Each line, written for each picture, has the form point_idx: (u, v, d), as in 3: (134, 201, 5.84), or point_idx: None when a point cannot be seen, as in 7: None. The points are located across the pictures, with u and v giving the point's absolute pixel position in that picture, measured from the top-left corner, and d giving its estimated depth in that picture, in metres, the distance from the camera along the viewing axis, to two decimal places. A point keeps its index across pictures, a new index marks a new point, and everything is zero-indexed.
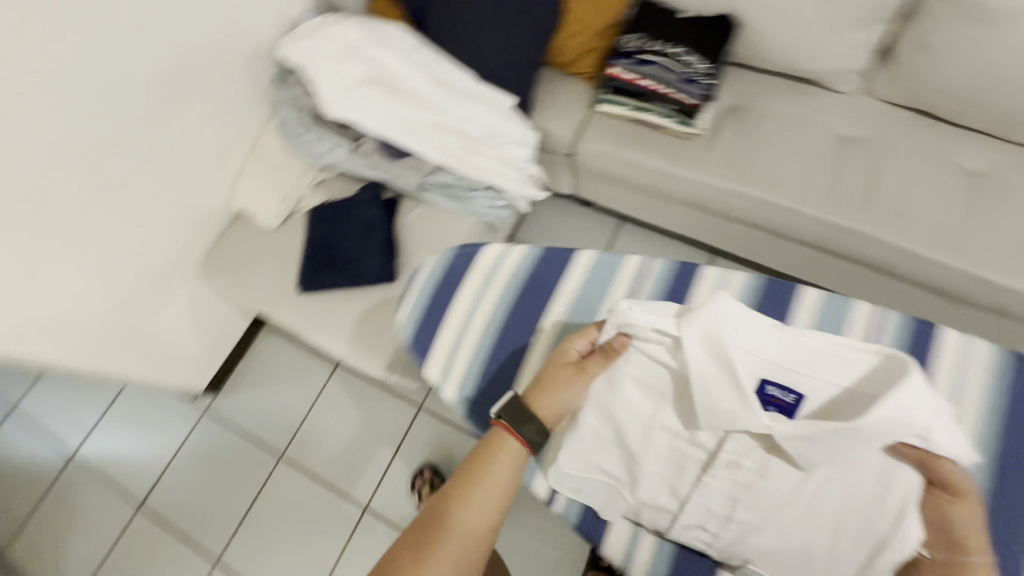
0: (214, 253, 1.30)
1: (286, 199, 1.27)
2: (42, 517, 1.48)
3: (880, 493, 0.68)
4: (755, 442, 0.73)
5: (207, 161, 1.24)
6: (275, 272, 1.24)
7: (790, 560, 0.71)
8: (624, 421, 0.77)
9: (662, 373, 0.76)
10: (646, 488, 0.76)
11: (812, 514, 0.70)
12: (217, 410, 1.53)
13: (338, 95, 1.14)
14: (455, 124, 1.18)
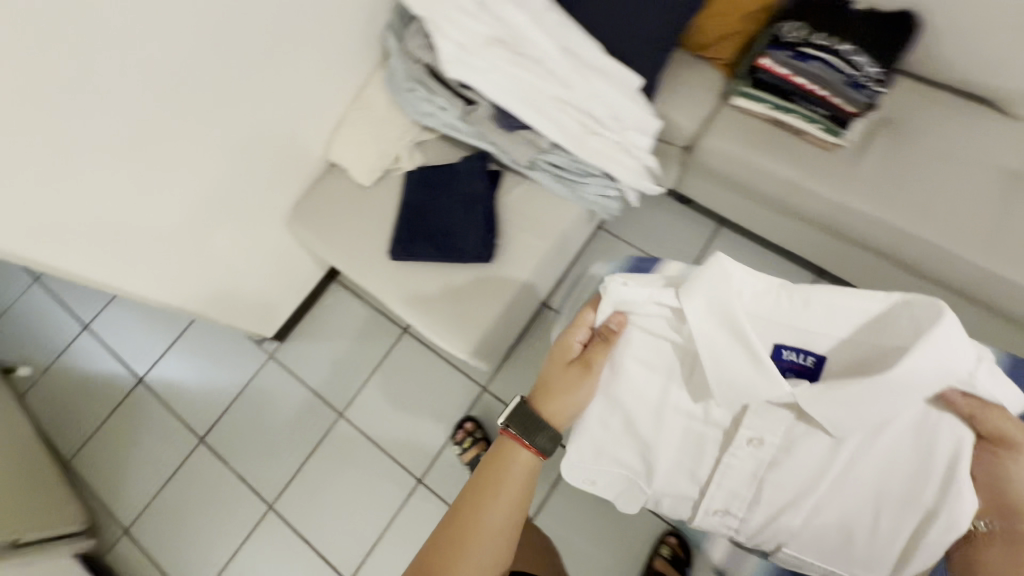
0: (303, 202, 1.26)
1: (384, 157, 1.21)
2: (108, 433, 1.52)
3: (926, 465, 0.65)
4: (780, 417, 0.69)
5: (309, 105, 1.17)
6: (366, 231, 1.19)
7: (828, 544, 0.69)
8: (632, 403, 0.75)
9: (666, 339, 0.73)
10: (661, 473, 0.75)
11: (848, 487, 0.67)
12: (282, 357, 1.53)
13: (460, 53, 1.04)
14: (579, 101, 1.07)
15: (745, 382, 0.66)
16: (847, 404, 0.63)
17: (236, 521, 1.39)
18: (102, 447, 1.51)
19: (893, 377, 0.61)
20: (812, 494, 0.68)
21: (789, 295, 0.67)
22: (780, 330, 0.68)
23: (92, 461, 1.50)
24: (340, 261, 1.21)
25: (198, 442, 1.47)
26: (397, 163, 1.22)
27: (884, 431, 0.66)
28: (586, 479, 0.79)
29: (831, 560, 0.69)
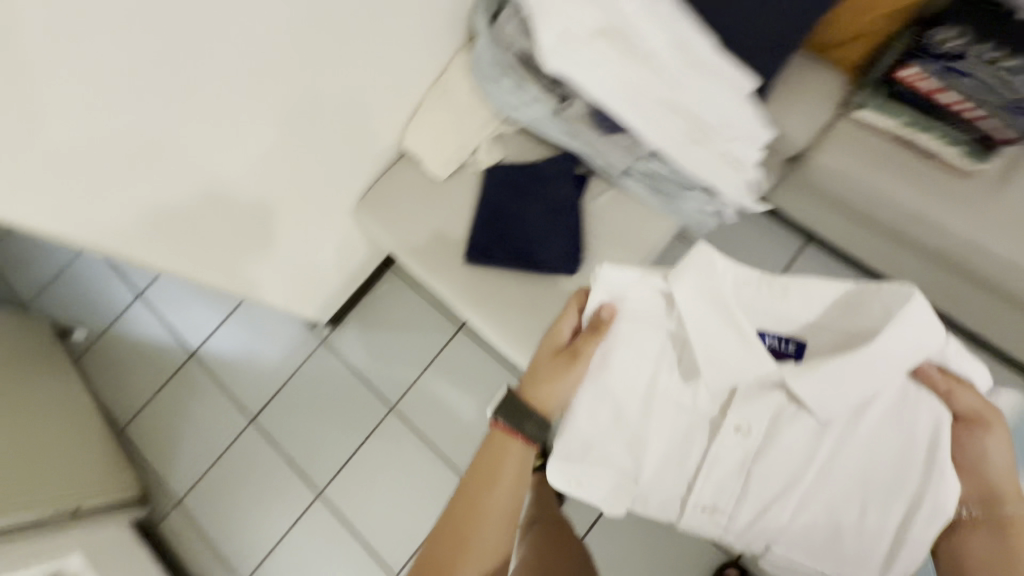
0: (372, 191, 1.19)
1: (461, 150, 1.13)
2: (161, 404, 1.53)
3: (908, 451, 0.72)
4: (765, 409, 0.77)
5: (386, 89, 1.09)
6: (438, 229, 1.13)
7: (817, 535, 0.75)
8: (622, 388, 0.81)
9: (661, 323, 0.81)
10: (651, 465, 0.81)
11: (835, 474, 0.74)
12: (334, 343, 1.50)
13: (559, 42, 0.91)
14: (687, 106, 0.96)
15: (730, 361, 0.77)
16: (830, 383, 0.71)
17: (284, 505, 1.40)
18: (156, 417, 1.52)
19: (860, 358, 0.71)
20: (807, 476, 0.75)
21: (771, 290, 0.77)
22: (760, 318, 0.79)
23: (145, 430, 1.51)
24: (407, 259, 1.14)
25: (249, 422, 1.47)
26: (475, 157, 1.14)
27: (866, 417, 0.74)
28: (570, 482, 0.82)
29: (824, 545, 0.75)
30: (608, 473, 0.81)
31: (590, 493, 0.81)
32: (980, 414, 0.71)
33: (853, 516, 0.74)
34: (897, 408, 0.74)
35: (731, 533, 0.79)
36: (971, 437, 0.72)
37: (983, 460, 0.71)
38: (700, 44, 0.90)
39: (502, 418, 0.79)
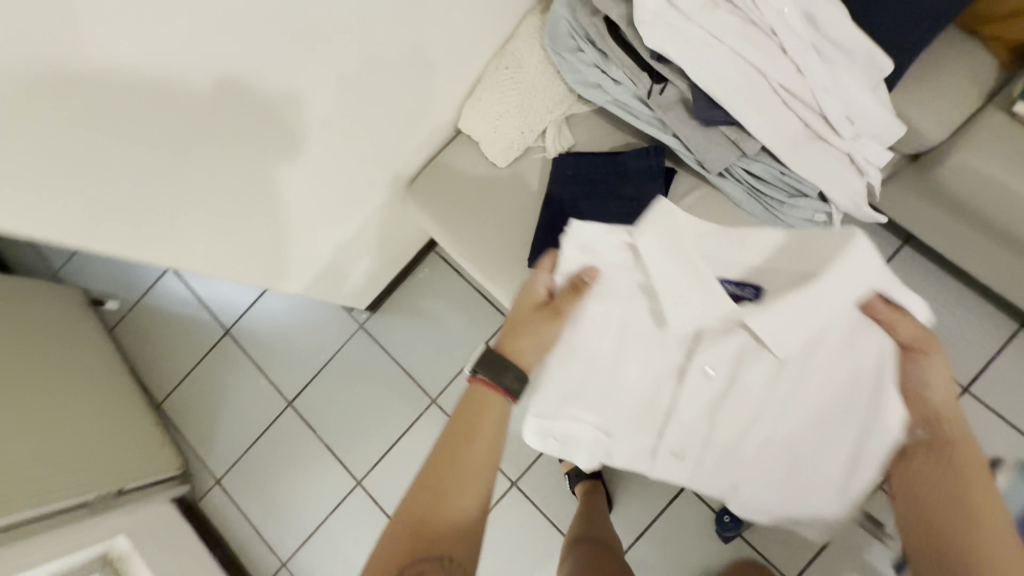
0: (422, 176, 1.06)
1: (527, 134, 0.98)
2: (197, 382, 1.48)
3: (855, 388, 0.72)
4: (727, 355, 0.76)
5: (448, 61, 0.93)
6: (499, 226, 1.00)
7: (778, 476, 0.76)
8: (584, 332, 0.80)
9: (628, 279, 0.77)
10: (612, 407, 0.81)
11: (791, 416, 0.75)
12: (374, 329, 1.42)
13: (668, 11, 0.77)
14: (811, 94, 0.80)
15: (695, 305, 0.73)
16: (787, 323, 0.69)
17: (325, 493, 1.37)
18: (191, 395, 1.48)
19: (809, 302, 0.68)
20: (766, 415, 0.75)
21: (729, 238, 0.73)
22: (720, 265, 0.74)
23: (182, 408, 1.47)
24: (462, 255, 1.02)
25: (285, 406, 1.42)
26: (542, 142, 1.00)
27: (815, 359, 0.73)
28: (546, 438, 0.83)
29: (780, 479, 0.76)
30: (589, 421, 0.82)
31: (570, 449, 0.83)
32: (921, 346, 0.70)
33: (812, 453, 0.75)
34: (842, 343, 0.73)
35: (693, 465, 0.80)
36: (920, 369, 0.71)
37: (921, 390, 0.71)
38: (825, 19, 0.77)
39: (482, 375, 0.76)
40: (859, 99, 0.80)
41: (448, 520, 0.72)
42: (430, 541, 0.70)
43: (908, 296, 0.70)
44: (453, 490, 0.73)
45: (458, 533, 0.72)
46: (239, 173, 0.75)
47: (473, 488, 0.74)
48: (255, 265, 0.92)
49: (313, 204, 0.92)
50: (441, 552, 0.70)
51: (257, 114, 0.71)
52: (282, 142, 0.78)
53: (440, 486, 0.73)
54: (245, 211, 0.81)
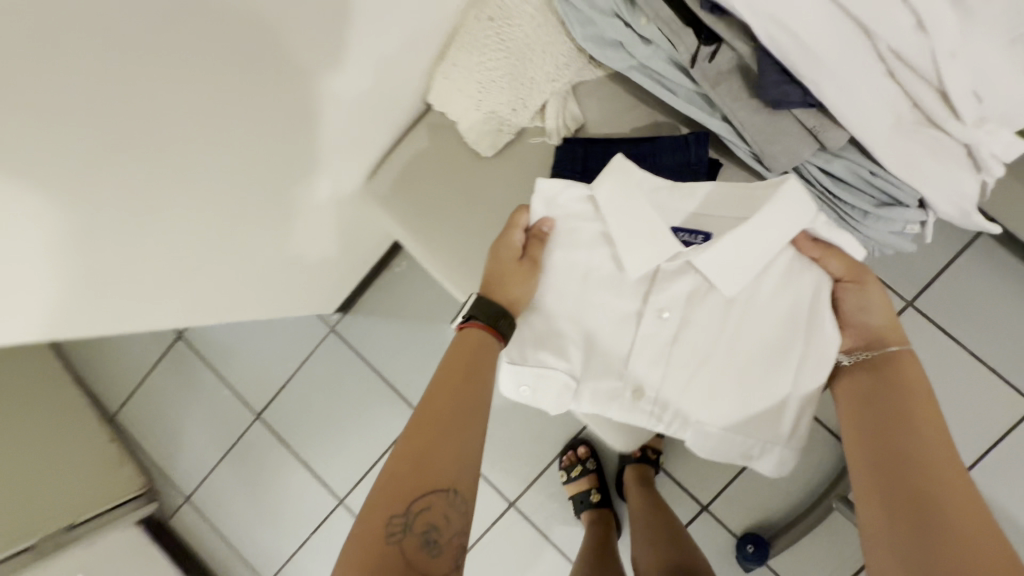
0: (385, 167, 0.81)
1: (520, 112, 0.74)
2: (153, 392, 1.31)
3: (798, 314, 0.69)
4: (682, 294, 0.73)
5: (411, 12, 0.65)
6: (487, 237, 0.78)
7: (729, 411, 0.72)
8: (553, 280, 0.75)
9: (589, 226, 0.73)
10: (578, 349, 0.75)
11: (736, 349, 0.71)
12: (346, 332, 1.23)
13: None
14: (930, 65, 0.55)
15: (649, 250, 0.70)
16: (733, 256, 0.67)
17: (305, 512, 1.24)
18: (148, 406, 1.31)
19: (751, 241, 0.66)
20: (723, 355, 0.72)
21: (681, 190, 0.68)
22: (675, 216, 0.71)
23: (139, 421, 1.31)
24: (439, 271, 0.79)
25: (254, 418, 1.26)
26: (541, 122, 0.76)
27: (756, 293, 0.70)
28: (521, 387, 0.75)
29: (738, 414, 0.72)
30: (560, 365, 0.74)
31: (542, 400, 0.75)
32: (853, 269, 0.67)
33: (760, 389, 0.71)
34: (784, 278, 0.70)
35: (659, 410, 0.74)
36: (857, 294, 0.67)
37: (857, 315, 0.67)
38: None
39: (479, 319, 0.69)
40: (995, 73, 0.54)
41: (447, 453, 0.62)
42: (431, 477, 0.60)
43: (843, 234, 0.65)
44: (456, 433, 0.64)
45: (462, 464, 0.62)
46: (109, 209, 0.52)
47: (470, 417, 0.65)
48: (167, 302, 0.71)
49: (238, 223, 0.69)
50: (445, 482, 0.60)
51: (116, 130, 0.47)
52: (172, 160, 0.54)
53: (446, 417, 0.65)
54: (139, 251, 0.59)
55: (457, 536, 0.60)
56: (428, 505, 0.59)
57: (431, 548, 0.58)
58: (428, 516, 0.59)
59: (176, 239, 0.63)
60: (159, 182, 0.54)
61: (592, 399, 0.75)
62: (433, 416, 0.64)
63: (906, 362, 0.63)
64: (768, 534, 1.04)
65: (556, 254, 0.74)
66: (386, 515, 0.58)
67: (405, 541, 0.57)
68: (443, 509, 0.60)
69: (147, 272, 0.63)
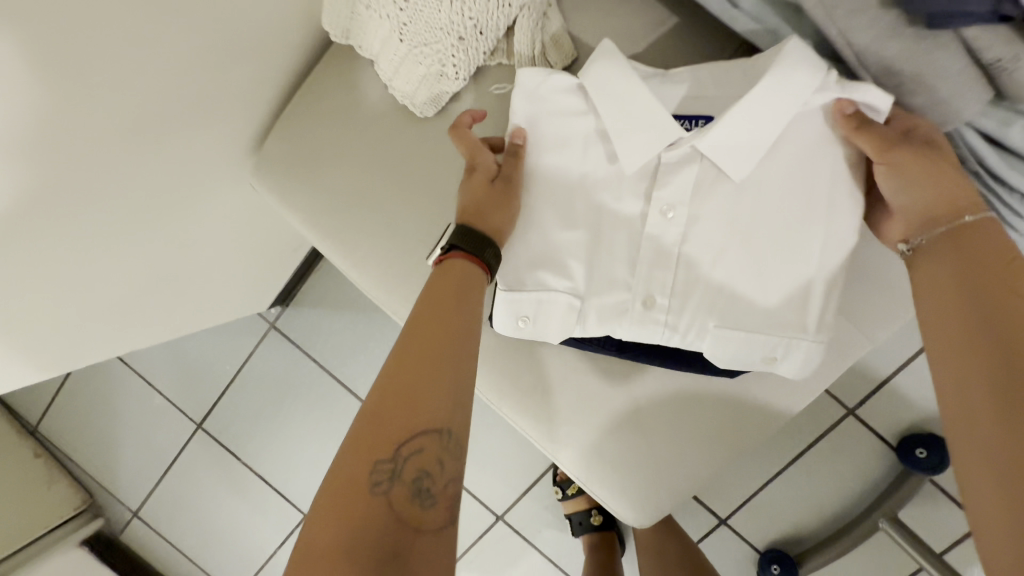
0: (274, 138, 0.55)
1: (471, 43, 0.46)
2: (76, 399, 1.12)
3: (823, 198, 0.46)
4: (693, 181, 0.48)
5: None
6: (431, 236, 0.52)
7: (758, 343, 0.49)
8: (548, 188, 0.50)
9: (577, 125, 0.49)
10: (580, 256, 0.50)
11: (755, 256, 0.48)
12: (290, 328, 1.01)
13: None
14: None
15: (644, 135, 0.47)
16: (744, 135, 0.46)
17: (264, 531, 1.07)
18: (73, 415, 1.12)
19: (762, 116, 0.45)
20: (790, 313, 0.48)
21: (673, 78, 0.48)
22: (672, 107, 0.50)
23: (65, 433, 1.13)
24: (356, 275, 0.54)
25: (196, 427, 1.08)
26: (508, 57, 0.50)
27: (767, 191, 0.47)
28: (522, 321, 0.50)
29: (785, 323, 0.49)
30: (561, 284, 0.50)
31: (548, 331, 0.50)
32: (883, 141, 0.44)
33: (784, 262, 0.48)
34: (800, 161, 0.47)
35: (674, 318, 0.50)
36: (909, 164, 0.44)
37: (897, 198, 0.45)
38: None
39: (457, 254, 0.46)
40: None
41: (433, 378, 0.41)
42: (422, 408, 0.39)
43: (865, 88, 0.43)
44: (439, 359, 0.41)
45: (453, 394, 0.41)
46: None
47: (474, 324, 0.44)
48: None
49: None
50: (440, 416, 0.40)
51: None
52: None
53: (427, 339, 0.42)
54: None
55: (457, 486, 0.40)
56: (421, 448, 0.39)
57: (425, 502, 0.38)
58: (419, 460, 0.39)
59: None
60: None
61: (597, 320, 0.51)
62: (411, 344, 0.42)
63: (981, 231, 0.42)
64: (797, 552, 0.88)
65: (545, 271, 0.50)
66: (363, 460, 0.38)
67: (393, 496, 0.37)
68: (440, 453, 0.39)
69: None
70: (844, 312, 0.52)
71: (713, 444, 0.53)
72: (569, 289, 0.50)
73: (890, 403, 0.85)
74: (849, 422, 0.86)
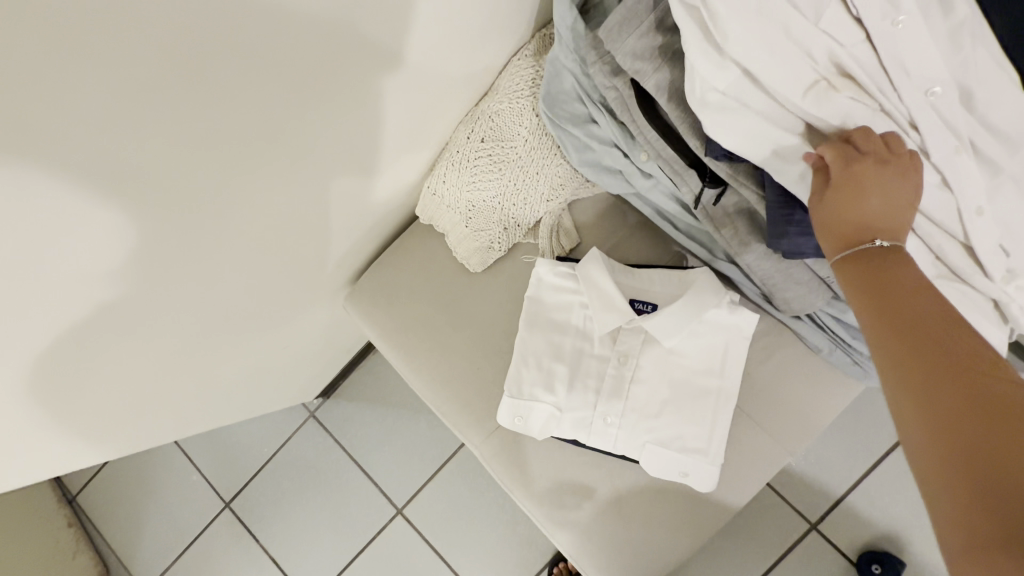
0: (365, 280, 0.77)
1: (512, 230, 0.70)
2: (119, 473, 1.23)
3: (720, 365, 0.65)
4: (641, 344, 0.68)
5: (411, 108, 0.61)
6: (468, 358, 0.71)
7: (681, 457, 0.63)
8: (546, 328, 0.70)
9: (568, 296, 0.70)
10: (562, 379, 0.68)
11: (679, 401, 0.66)
12: (328, 417, 1.17)
13: (746, 49, 0.45)
14: (972, 197, 0.50)
15: (610, 312, 0.67)
16: (675, 323, 0.65)
17: None
18: (113, 487, 1.23)
19: (686, 314, 0.64)
20: (710, 433, 0.64)
21: (634, 272, 0.69)
22: (632, 291, 0.69)
23: (100, 506, 1.23)
24: (409, 372, 0.74)
25: (223, 507, 1.18)
26: (534, 238, 0.73)
27: (688, 356, 0.66)
28: (517, 419, 0.66)
29: (700, 451, 0.64)
30: (548, 397, 0.67)
31: (533, 429, 0.66)
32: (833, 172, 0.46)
33: (697, 405, 0.65)
34: (711, 339, 0.66)
35: (624, 431, 0.65)
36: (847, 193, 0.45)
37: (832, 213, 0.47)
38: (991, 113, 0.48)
39: None
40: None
41: None
42: None
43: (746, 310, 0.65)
44: None
45: None
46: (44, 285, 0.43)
47: None
48: (103, 399, 0.61)
49: (204, 312, 0.63)
50: None
51: (99, 189, 0.41)
52: (152, 283, 0.53)
53: None
54: (73, 341, 0.50)
55: None
56: None
57: None
58: None
59: (116, 331, 0.54)
60: (132, 258, 0.48)
61: (572, 429, 0.66)
62: None
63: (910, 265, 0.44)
64: None
65: (537, 387, 0.67)
66: None
67: None
68: None
69: (85, 367, 0.54)
70: (772, 433, 0.65)
71: (672, 537, 0.65)
72: (550, 399, 0.67)
73: (847, 521, 0.96)
74: (812, 537, 0.97)
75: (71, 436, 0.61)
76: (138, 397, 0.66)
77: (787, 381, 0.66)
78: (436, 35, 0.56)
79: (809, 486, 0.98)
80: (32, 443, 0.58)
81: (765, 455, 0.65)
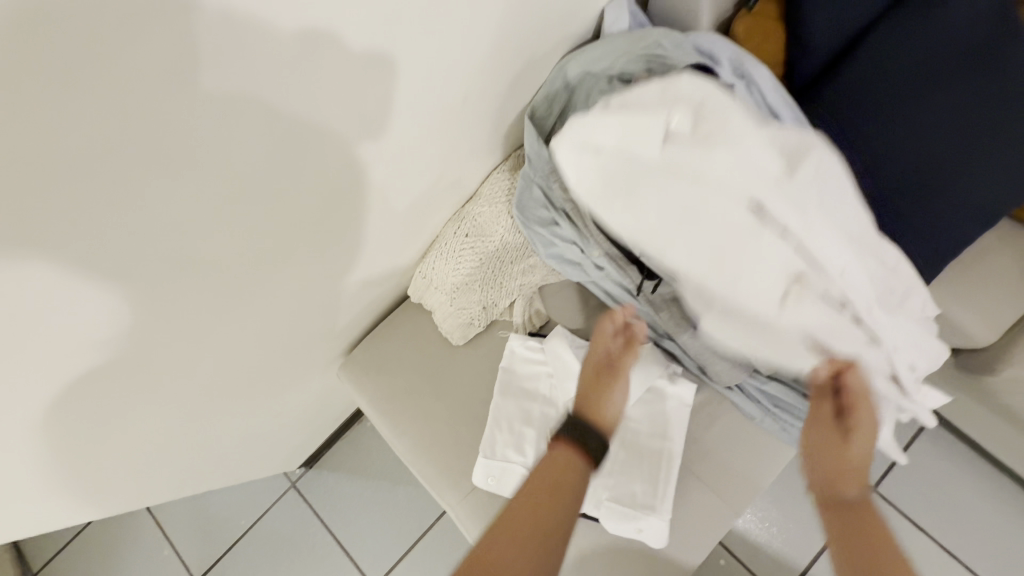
0: (358, 351, 0.87)
1: (490, 309, 0.82)
2: (85, 547, 1.20)
3: (666, 428, 0.74)
4: None
5: (409, 207, 0.75)
6: (446, 422, 0.79)
7: (634, 512, 0.70)
8: (516, 395, 0.79)
9: (536, 366, 0.80)
10: (529, 440, 0.76)
11: (631, 461, 0.73)
12: (309, 488, 1.19)
13: (701, 261, 0.58)
14: (890, 340, 0.60)
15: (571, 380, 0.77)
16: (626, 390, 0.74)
17: None
18: (77, 563, 1.20)
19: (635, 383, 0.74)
20: (659, 490, 0.71)
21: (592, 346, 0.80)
22: None
23: None
24: (393, 435, 0.81)
25: None
26: (508, 316, 0.84)
27: (639, 419, 0.75)
28: (490, 479, 0.74)
29: (651, 507, 0.70)
30: (516, 457, 0.75)
31: (505, 488, 0.74)
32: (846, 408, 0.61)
33: (647, 464, 0.73)
34: (658, 405, 0.76)
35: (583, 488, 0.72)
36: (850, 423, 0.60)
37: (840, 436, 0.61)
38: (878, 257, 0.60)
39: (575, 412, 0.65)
40: (927, 335, 0.64)
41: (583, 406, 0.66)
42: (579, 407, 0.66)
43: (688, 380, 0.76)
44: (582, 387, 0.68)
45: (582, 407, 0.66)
46: (89, 342, 0.52)
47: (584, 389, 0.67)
48: (110, 452, 0.67)
49: (214, 374, 0.72)
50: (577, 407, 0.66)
51: (156, 265, 0.52)
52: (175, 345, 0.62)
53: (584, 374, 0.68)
54: (102, 392, 0.58)
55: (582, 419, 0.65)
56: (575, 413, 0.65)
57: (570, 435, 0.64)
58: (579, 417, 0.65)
59: (137, 387, 0.62)
60: (168, 320, 0.58)
61: None
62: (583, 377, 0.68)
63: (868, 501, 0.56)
64: None
65: (507, 448, 0.75)
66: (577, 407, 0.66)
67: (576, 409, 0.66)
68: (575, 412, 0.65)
69: (103, 417, 0.62)
70: (715, 491, 0.73)
71: None
72: (518, 459, 0.75)
73: None
74: None
75: (74, 486, 0.66)
76: (140, 452, 0.72)
77: (726, 444, 0.75)
78: (432, 154, 0.71)
79: (773, 559, 1.02)
80: (41, 492, 0.63)
81: (710, 512, 0.72)
